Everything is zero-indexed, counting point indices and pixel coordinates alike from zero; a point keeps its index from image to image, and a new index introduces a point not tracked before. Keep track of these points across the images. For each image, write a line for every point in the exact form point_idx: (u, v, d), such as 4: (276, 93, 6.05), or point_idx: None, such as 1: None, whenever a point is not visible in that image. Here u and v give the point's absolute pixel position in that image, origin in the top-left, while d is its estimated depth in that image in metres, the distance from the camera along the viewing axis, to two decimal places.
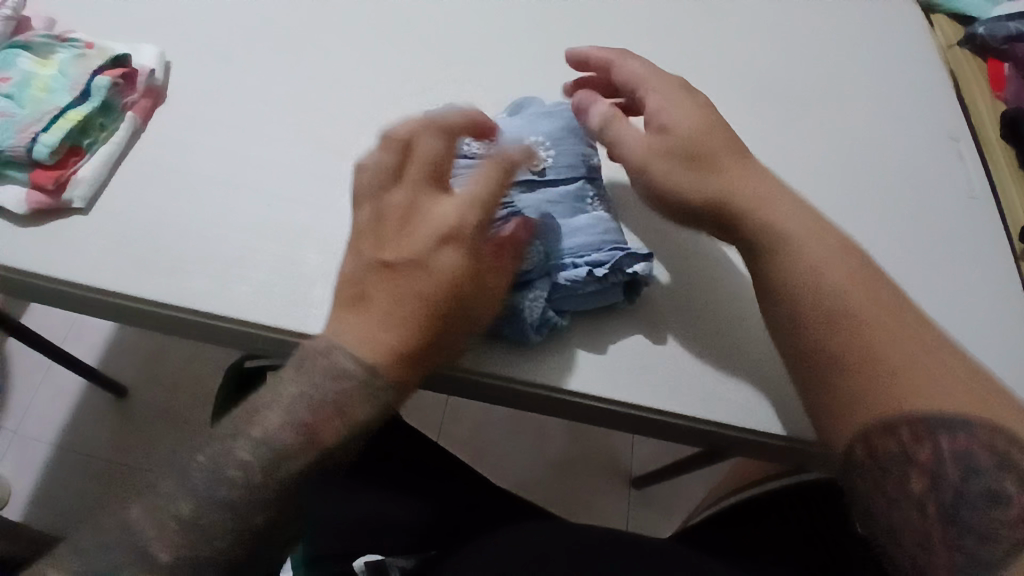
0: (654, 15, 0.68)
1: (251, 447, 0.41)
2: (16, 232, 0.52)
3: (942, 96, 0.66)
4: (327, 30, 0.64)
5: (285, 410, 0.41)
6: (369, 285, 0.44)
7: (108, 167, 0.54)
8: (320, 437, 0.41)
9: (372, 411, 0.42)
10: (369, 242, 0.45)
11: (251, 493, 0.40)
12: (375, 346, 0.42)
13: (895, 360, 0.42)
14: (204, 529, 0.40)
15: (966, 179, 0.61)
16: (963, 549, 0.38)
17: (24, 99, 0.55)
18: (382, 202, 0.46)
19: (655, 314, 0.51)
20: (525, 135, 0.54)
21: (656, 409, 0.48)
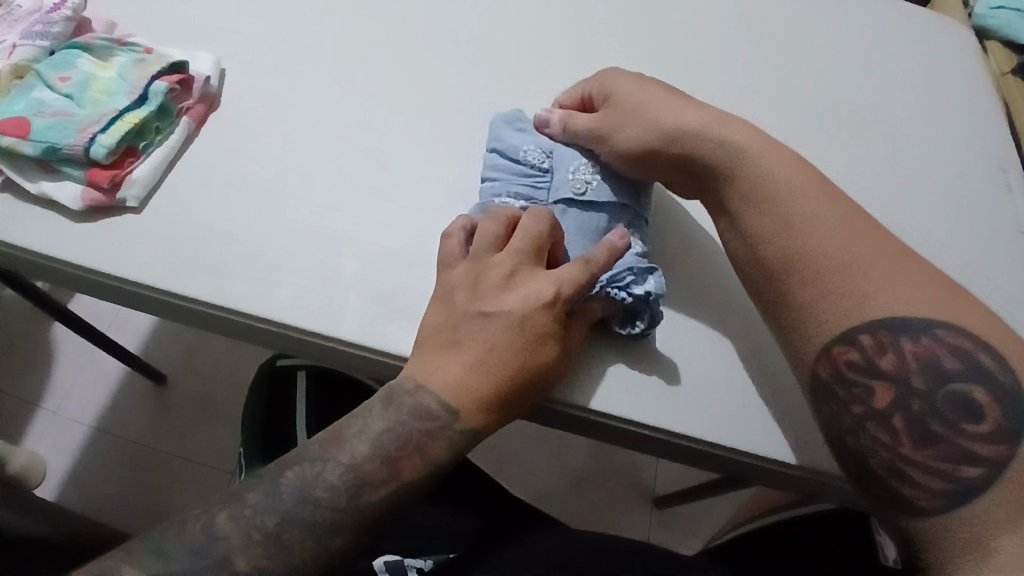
0: (700, 43, 0.69)
1: (340, 471, 0.44)
2: (74, 229, 0.54)
3: (989, 127, 0.68)
4: (382, 40, 0.66)
5: (373, 441, 0.45)
6: (463, 332, 0.46)
7: (161, 169, 0.56)
8: (400, 471, 0.45)
9: (448, 456, 0.45)
10: (464, 297, 0.47)
11: (333, 513, 0.44)
12: (460, 400, 0.45)
13: (858, 270, 0.44)
14: (284, 547, 0.43)
15: (1014, 209, 0.62)
16: (928, 464, 0.40)
17: (84, 99, 0.58)
18: (482, 265, 0.48)
19: (663, 363, 0.50)
20: (579, 157, 0.54)
21: (694, 437, 0.48)
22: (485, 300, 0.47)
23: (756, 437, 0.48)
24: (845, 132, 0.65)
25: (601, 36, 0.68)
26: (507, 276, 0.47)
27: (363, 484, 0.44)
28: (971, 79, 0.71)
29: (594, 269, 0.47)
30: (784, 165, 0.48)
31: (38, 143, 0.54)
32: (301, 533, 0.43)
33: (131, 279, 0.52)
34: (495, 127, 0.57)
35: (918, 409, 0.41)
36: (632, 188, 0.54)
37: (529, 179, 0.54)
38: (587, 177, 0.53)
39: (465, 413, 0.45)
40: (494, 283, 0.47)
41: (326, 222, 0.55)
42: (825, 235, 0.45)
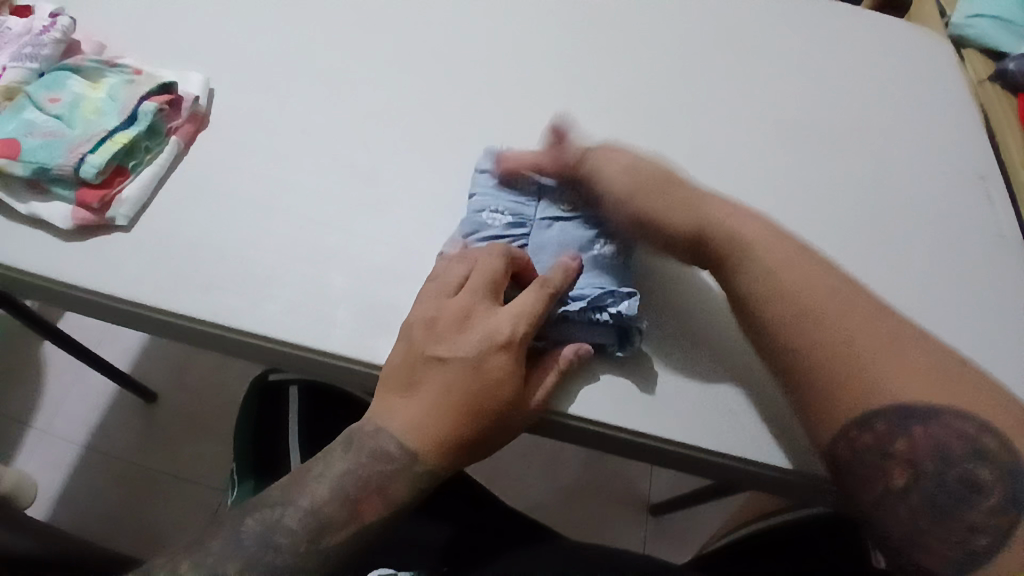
0: (684, 56, 0.71)
1: (299, 515, 0.45)
2: (61, 248, 0.55)
3: (968, 133, 0.70)
4: (374, 57, 0.67)
5: (333, 483, 0.45)
6: (419, 374, 0.47)
7: (150, 188, 0.57)
8: (362, 513, 0.45)
9: (410, 493, 0.45)
10: (421, 336, 0.47)
11: (294, 557, 0.44)
12: (419, 440, 0.45)
13: (861, 358, 0.43)
14: None
15: (994, 216, 0.63)
16: (941, 539, 0.40)
17: (73, 119, 0.58)
18: (439, 306, 0.48)
19: (640, 369, 0.51)
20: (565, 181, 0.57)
21: (665, 439, 0.48)
22: (440, 340, 0.47)
23: (736, 442, 0.49)
24: (826, 141, 0.66)
25: (588, 52, 0.70)
26: (462, 314, 0.48)
27: (323, 528, 0.44)
28: (948, 87, 0.73)
29: (552, 290, 0.48)
30: (782, 253, 0.49)
31: (28, 163, 0.55)
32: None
33: (122, 300, 0.53)
34: (486, 155, 0.59)
35: (932, 484, 0.41)
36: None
37: (517, 198, 0.56)
38: (574, 197, 0.56)
39: (424, 452, 0.45)
40: (450, 323, 0.47)
41: (315, 238, 0.55)
42: (825, 314, 0.45)
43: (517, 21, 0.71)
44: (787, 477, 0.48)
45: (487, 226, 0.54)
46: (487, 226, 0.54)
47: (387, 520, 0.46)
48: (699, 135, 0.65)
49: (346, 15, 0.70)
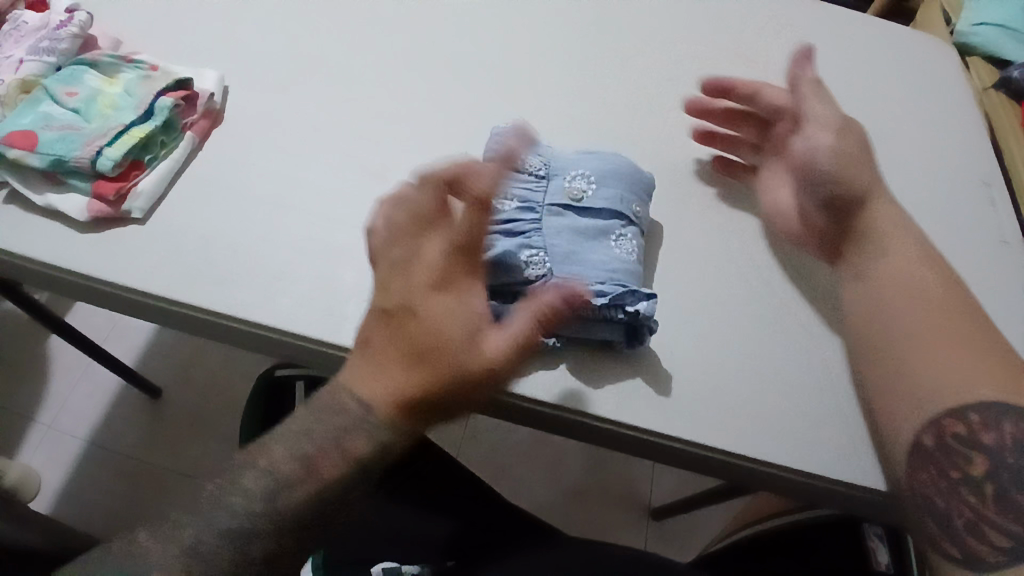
0: (696, 62, 0.72)
1: (258, 476, 0.45)
2: (77, 240, 0.55)
3: (972, 144, 0.71)
4: (391, 56, 0.68)
5: (290, 444, 0.46)
6: (370, 332, 0.46)
7: (165, 182, 0.58)
8: (319, 470, 0.45)
9: (368, 450, 0.45)
10: (377, 293, 0.47)
11: (250, 519, 0.45)
12: (373, 394, 0.45)
13: (960, 359, 0.47)
14: (207, 556, 0.44)
15: (998, 223, 0.65)
16: (1002, 526, 0.41)
17: (91, 114, 0.59)
18: (384, 255, 0.48)
19: (647, 369, 0.52)
20: (573, 166, 0.56)
21: (673, 437, 0.49)
22: (389, 292, 0.46)
23: (741, 440, 0.49)
24: None
25: (603, 55, 0.71)
26: (402, 257, 0.47)
27: (282, 488, 0.45)
28: (951, 97, 0.75)
29: (475, 197, 0.45)
30: (909, 262, 0.53)
31: (45, 156, 0.55)
32: (216, 546, 0.44)
33: (136, 291, 0.53)
34: (494, 137, 0.58)
35: (1005, 478, 0.42)
36: (625, 198, 0.55)
37: (527, 185, 0.55)
38: (584, 186, 0.55)
39: (380, 403, 0.45)
40: (396, 273, 0.47)
41: (330, 233, 0.56)
42: (930, 319, 0.50)
43: (531, 24, 0.72)
44: (790, 477, 0.49)
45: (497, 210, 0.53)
46: (498, 211, 0.53)
47: (355, 483, 0.46)
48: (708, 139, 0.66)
49: (363, 15, 0.71)
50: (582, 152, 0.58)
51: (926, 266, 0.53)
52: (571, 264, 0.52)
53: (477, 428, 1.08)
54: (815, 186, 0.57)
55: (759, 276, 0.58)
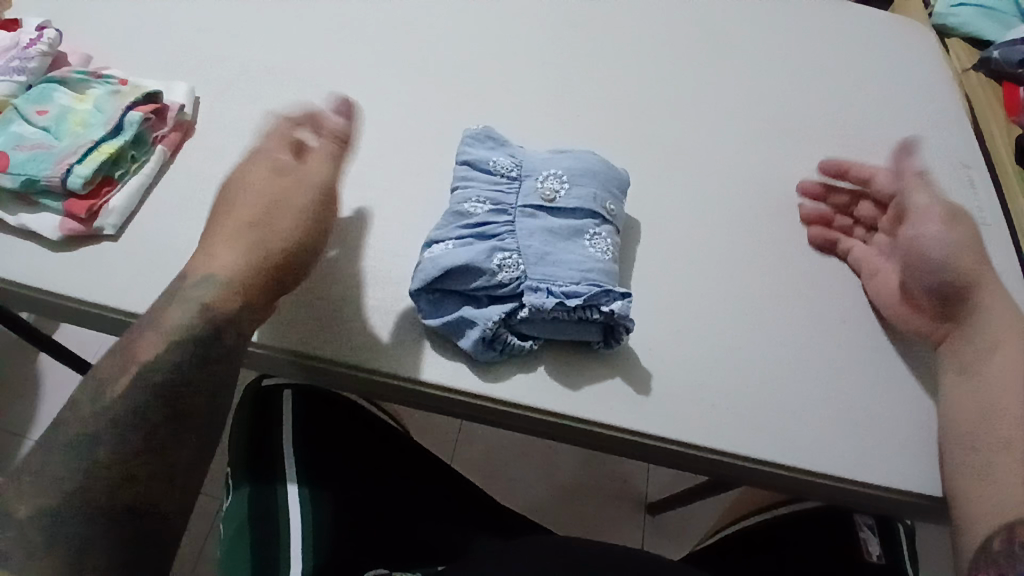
0: (674, 55, 0.72)
1: (86, 389, 0.45)
2: (52, 259, 0.55)
3: (951, 128, 0.72)
4: (367, 60, 0.68)
5: (110, 352, 0.47)
6: (234, 213, 0.52)
7: (137, 197, 0.57)
8: (140, 353, 0.46)
9: (190, 314, 0.47)
10: (238, 188, 0.54)
11: (82, 429, 0.43)
12: (232, 244, 0.50)
13: None
14: (49, 481, 0.41)
15: (978, 208, 0.66)
16: None
17: (61, 131, 0.58)
18: (250, 166, 0.55)
19: (629, 367, 0.52)
20: (546, 167, 0.56)
21: (657, 436, 0.50)
22: (249, 178, 0.54)
23: (724, 435, 0.50)
24: (808, 137, 0.68)
25: (580, 52, 0.71)
26: (251, 163, 0.55)
27: (100, 385, 0.45)
28: (927, 82, 0.75)
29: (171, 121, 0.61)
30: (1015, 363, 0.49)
31: (17, 176, 0.55)
32: (38, 484, 0.41)
33: (112, 308, 0.53)
34: (466, 141, 0.58)
35: None
36: (597, 198, 0.55)
37: (499, 186, 0.55)
38: (557, 186, 0.55)
39: (223, 264, 0.49)
40: (260, 165, 0.54)
41: None
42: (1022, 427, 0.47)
43: (505, 23, 0.72)
44: (775, 470, 0.50)
45: (469, 214, 0.53)
46: (470, 215, 0.53)
47: (181, 354, 0.46)
48: (685, 134, 0.66)
49: (339, 20, 0.71)
50: (554, 151, 0.58)
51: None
52: (545, 266, 0.51)
53: (471, 430, 1.08)
54: (924, 272, 0.53)
55: (741, 271, 0.58)
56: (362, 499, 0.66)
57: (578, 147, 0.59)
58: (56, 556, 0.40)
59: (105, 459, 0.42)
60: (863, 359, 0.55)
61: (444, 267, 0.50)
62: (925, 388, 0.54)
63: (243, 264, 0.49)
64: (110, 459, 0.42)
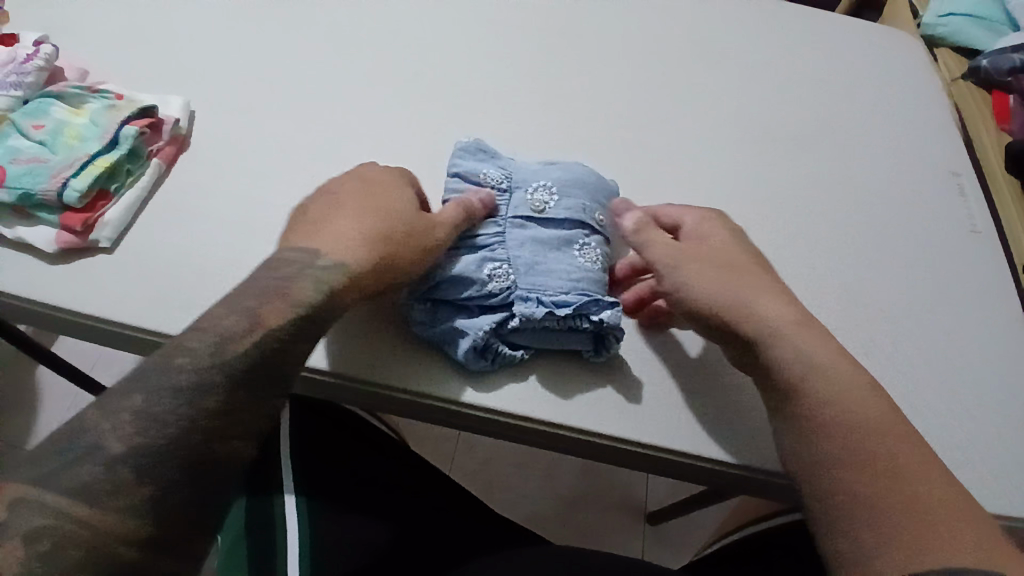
0: (666, 67, 0.73)
1: (205, 336, 0.40)
2: (48, 271, 0.55)
3: (940, 136, 0.73)
4: (362, 73, 0.69)
5: (234, 307, 0.42)
6: (366, 213, 0.50)
7: (132, 210, 0.58)
8: (270, 320, 0.42)
9: (317, 294, 0.45)
10: (365, 193, 0.51)
11: (201, 374, 0.38)
12: (362, 245, 0.48)
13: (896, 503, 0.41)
14: (157, 422, 0.36)
15: (967, 214, 0.67)
16: None
17: (56, 145, 0.59)
18: (375, 184, 0.53)
19: (622, 376, 0.52)
20: (536, 178, 0.57)
21: (651, 445, 0.50)
22: (378, 193, 0.52)
23: (716, 444, 0.50)
24: (798, 146, 0.69)
25: (573, 64, 0.72)
26: (380, 179, 0.53)
27: (224, 338, 0.40)
28: (915, 91, 0.76)
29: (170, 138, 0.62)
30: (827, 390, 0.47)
31: (13, 189, 0.56)
32: (141, 423, 0.35)
33: (107, 320, 0.53)
34: (457, 152, 0.58)
35: None
36: (587, 209, 0.56)
37: None
38: (546, 197, 0.55)
39: (355, 261, 0.47)
40: (388, 190, 0.52)
41: None
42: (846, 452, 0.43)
43: (496, 37, 0.73)
44: (766, 479, 0.50)
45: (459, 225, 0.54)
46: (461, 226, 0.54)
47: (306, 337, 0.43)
48: (675, 145, 0.67)
49: (334, 35, 0.72)
50: (543, 162, 0.58)
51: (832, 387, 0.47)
52: (534, 277, 0.52)
53: (469, 441, 1.08)
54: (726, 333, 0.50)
55: None
56: (359, 510, 0.66)
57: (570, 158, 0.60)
58: (152, 505, 0.34)
59: (212, 408, 0.37)
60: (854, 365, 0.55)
61: (434, 279, 0.51)
62: (915, 394, 0.54)
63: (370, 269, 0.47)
64: (217, 409, 0.37)
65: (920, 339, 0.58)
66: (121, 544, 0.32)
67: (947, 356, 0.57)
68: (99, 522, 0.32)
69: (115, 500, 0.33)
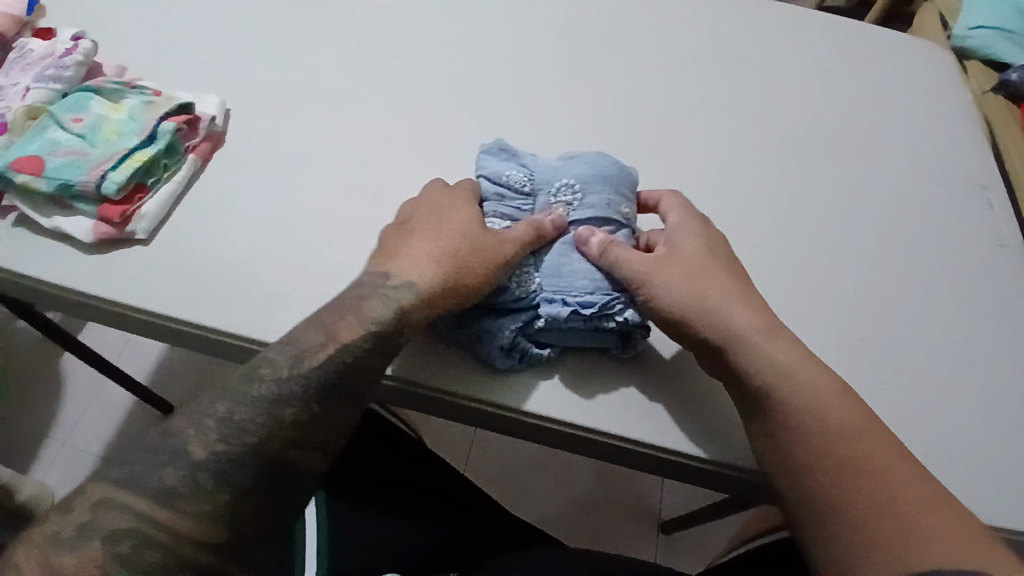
0: (693, 75, 0.73)
1: (283, 350, 0.47)
2: (85, 261, 0.57)
3: (969, 149, 0.73)
4: (393, 76, 0.70)
5: (312, 326, 0.48)
6: (436, 236, 0.52)
7: (168, 204, 0.59)
8: (339, 337, 0.47)
9: (385, 318, 0.48)
10: (437, 214, 0.54)
11: (277, 385, 0.45)
12: (431, 271, 0.50)
13: (877, 506, 0.43)
14: (236, 428, 0.43)
15: (996, 228, 0.67)
16: None
17: (96, 139, 0.60)
18: (449, 202, 0.54)
19: (645, 381, 0.53)
20: (558, 176, 0.56)
21: (675, 451, 0.50)
22: (451, 211, 0.53)
23: (738, 450, 0.50)
24: (824, 156, 0.69)
25: (601, 71, 0.72)
26: (455, 197, 0.55)
27: (298, 354, 0.46)
28: (945, 103, 0.76)
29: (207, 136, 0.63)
30: (806, 396, 0.46)
31: (52, 180, 0.57)
32: (224, 428, 0.43)
33: (140, 310, 0.55)
34: (480, 156, 0.59)
35: None
36: (611, 203, 0.55)
37: (514, 203, 0.56)
38: (569, 199, 0.55)
39: (423, 287, 0.49)
40: (461, 208, 0.54)
41: (327, 251, 0.58)
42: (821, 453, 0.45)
43: (524, 41, 0.74)
44: None
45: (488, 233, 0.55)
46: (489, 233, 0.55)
47: (370, 350, 0.48)
48: (699, 152, 0.67)
49: (366, 37, 0.73)
50: (564, 158, 0.57)
51: (815, 392, 0.47)
52: (560, 279, 0.52)
53: (485, 441, 1.09)
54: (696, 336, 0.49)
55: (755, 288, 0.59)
56: (379, 506, 0.66)
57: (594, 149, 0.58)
58: (221, 498, 0.41)
59: (285, 418, 0.44)
60: (879, 376, 0.55)
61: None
62: (940, 407, 0.54)
63: (436, 292, 0.50)
64: (288, 419, 0.44)
65: (943, 351, 0.57)
66: (190, 530, 0.40)
67: (972, 367, 0.57)
68: (180, 520, 0.40)
69: (196, 501, 0.41)
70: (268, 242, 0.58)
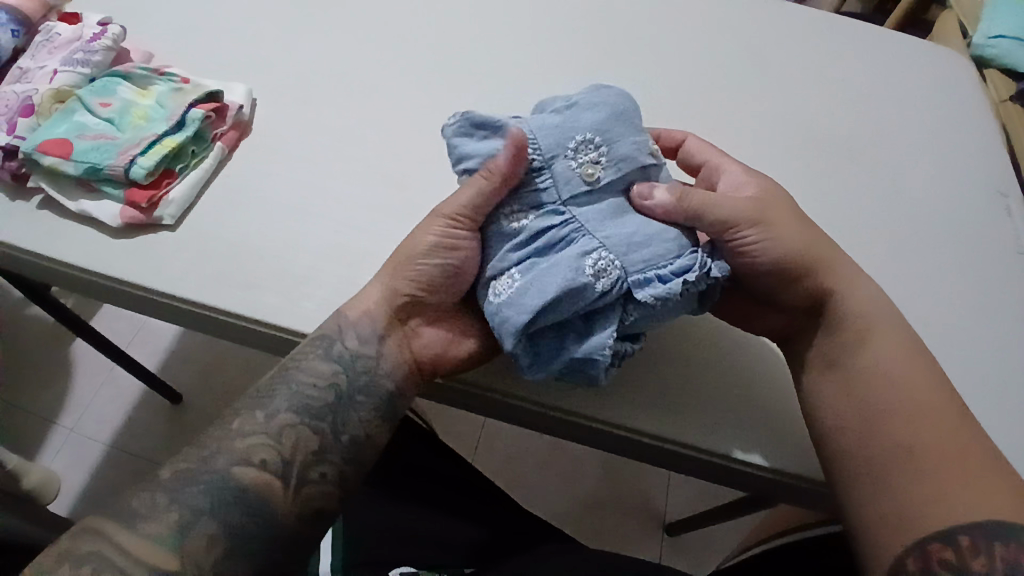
0: (716, 74, 0.74)
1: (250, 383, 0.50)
2: (111, 244, 0.57)
3: (988, 153, 0.73)
4: (416, 67, 0.70)
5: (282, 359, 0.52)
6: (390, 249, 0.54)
7: (195, 191, 0.59)
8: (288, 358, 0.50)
9: (323, 331, 0.51)
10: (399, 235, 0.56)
11: (236, 407, 0.48)
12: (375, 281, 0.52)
13: (927, 465, 0.44)
14: (196, 446, 0.46)
15: (1014, 233, 0.67)
16: None
17: (123, 124, 0.61)
18: None
19: (668, 381, 0.54)
20: (567, 137, 0.48)
21: (710, 451, 0.51)
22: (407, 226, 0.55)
23: (760, 445, 0.52)
24: (846, 158, 0.69)
25: (624, 68, 0.73)
26: None
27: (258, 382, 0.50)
28: (965, 108, 0.76)
29: (236, 126, 0.63)
30: (882, 347, 0.49)
31: (79, 164, 0.57)
32: (188, 449, 0.46)
33: (166, 294, 0.55)
34: (454, 144, 0.50)
35: None
36: (639, 145, 0.49)
37: (528, 186, 0.48)
38: (592, 158, 0.48)
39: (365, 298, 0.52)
40: None
41: (352, 239, 0.58)
42: (880, 407, 0.47)
43: (547, 37, 0.74)
44: (809, 484, 0.51)
45: (517, 232, 0.49)
46: (520, 232, 0.48)
47: (312, 361, 0.49)
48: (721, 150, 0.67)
49: (389, 28, 0.73)
50: (553, 114, 0.49)
51: (890, 347, 0.49)
52: (647, 256, 0.46)
53: (492, 435, 1.09)
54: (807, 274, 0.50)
55: None
56: (396, 495, 0.67)
57: (583, 89, 0.51)
58: (176, 512, 0.42)
59: (235, 431, 0.46)
60: None
61: (547, 300, 0.45)
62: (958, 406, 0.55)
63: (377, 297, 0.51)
64: (239, 434, 0.46)
65: (962, 352, 0.58)
66: (148, 546, 0.41)
67: (993, 369, 0.57)
68: (136, 542, 0.41)
69: (151, 522, 0.42)
70: (292, 229, 0.58)
